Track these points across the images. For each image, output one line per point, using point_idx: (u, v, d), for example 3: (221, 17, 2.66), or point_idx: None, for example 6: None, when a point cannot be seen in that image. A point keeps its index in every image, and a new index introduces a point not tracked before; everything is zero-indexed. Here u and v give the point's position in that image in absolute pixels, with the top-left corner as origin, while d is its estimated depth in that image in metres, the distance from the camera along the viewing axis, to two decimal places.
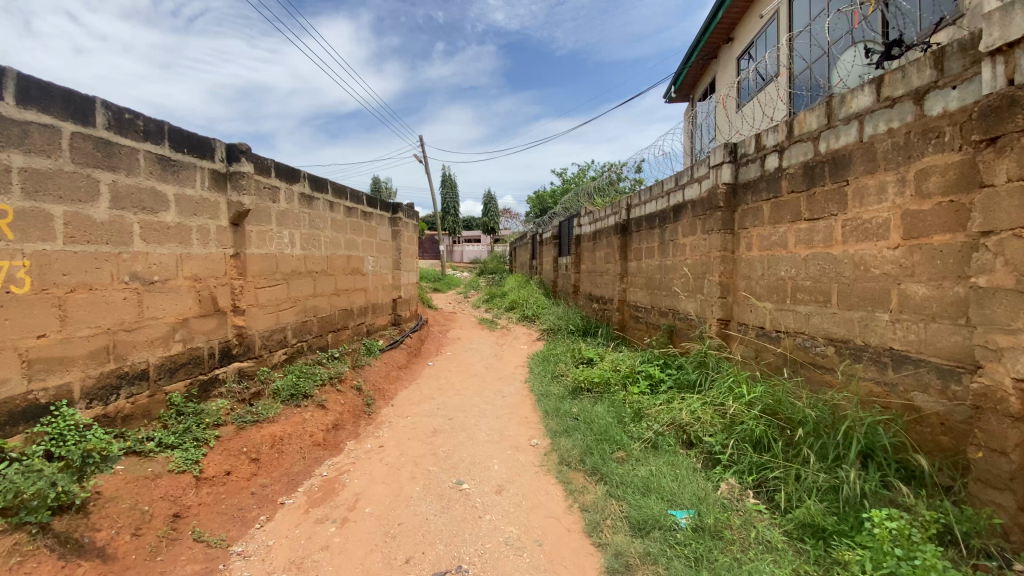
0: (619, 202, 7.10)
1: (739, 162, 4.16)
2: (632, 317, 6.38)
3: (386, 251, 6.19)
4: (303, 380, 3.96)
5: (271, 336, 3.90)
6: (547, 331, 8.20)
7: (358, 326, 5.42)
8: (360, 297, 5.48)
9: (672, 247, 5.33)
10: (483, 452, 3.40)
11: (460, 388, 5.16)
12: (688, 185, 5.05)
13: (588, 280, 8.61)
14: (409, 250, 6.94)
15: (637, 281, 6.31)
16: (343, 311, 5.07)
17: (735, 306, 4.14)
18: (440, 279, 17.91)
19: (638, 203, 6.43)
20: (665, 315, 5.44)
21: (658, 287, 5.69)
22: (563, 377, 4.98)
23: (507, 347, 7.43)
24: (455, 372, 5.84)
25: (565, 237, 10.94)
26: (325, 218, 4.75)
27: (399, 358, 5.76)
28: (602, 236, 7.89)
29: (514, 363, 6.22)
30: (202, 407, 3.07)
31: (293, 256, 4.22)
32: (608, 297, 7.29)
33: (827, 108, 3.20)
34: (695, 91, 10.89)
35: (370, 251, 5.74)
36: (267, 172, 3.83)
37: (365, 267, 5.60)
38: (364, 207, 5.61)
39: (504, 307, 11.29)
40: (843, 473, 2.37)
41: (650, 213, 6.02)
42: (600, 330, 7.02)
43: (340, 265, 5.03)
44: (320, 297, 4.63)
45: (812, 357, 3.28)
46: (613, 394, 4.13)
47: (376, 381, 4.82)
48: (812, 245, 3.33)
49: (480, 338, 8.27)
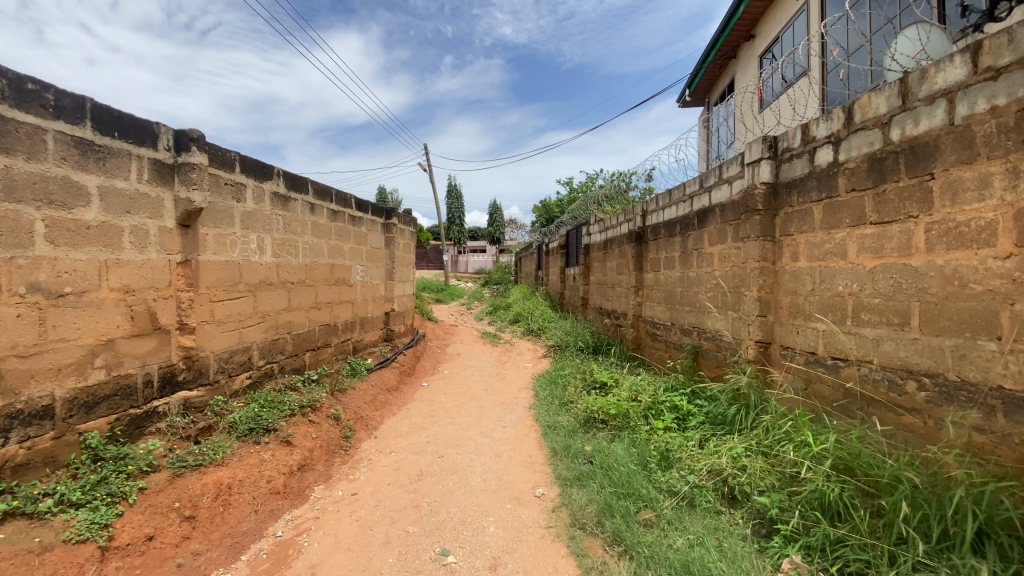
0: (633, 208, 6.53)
1: (780, 158, 3.56)
2: (650, 334, 5.74)
3: (378, 259, 5.63)
4: (267, 411, 3.37)
5: (231, 358, 3.32)
6: (553, 347, 7.57)
7: (343, 344, 4.83)
8: (346, 310, 4.91)
9: (697, 258, 4.72)
10: (476, 506, 2.78)
11: (455, 415, 4.53)
12: (716, 187, 4.45)
13: (598, 293, 8.00)
14: (405, 259, 6.39)
15: (655, 295, 5.69)
16: (324, 327, 4.49)
17: (777, 326, 3.52)
18: (443, 289, 17.38)
19: (655, 208, 5.84)
20: (689, 334, 4.81)
21: (680, 302, 5.07)
22: (573, 405, 4.35)
23: (510, 365, 6.81)
24: (451, 395, 5.23)
25: (573, 246, 10.37)
26: (305, 222, 4.20)
27: (389, 379, 5.16)
28: (614, 246, 7.29)
29: (518, 385, 5.60)
30: (126, 450, 2.50)
31: (263, 265, 3.65)
32: (621, 311, 6.67)
33: (901, 88, 2.60)
34: (711, 95, 10.37)
35: (360, 259, 5.18)
36: (229, 166, 3.31)
37: (353, 277, 5.04)
38: (353, 210, 5.07)
39: (509, 319, 10.68)
40: (961, 563, 1.72)
41: (670, 219, 5.43)
42: (613, 347, 6.39)
43: (322, 274, 4.47)
44: (295, 311, 4.06)
45: (883, 393, 2.65)
46: (634, 430, 3.50)
47: (359, 409, 4.21)
48: (881, 255, 2.71)
49: (482, 354, 7.67)
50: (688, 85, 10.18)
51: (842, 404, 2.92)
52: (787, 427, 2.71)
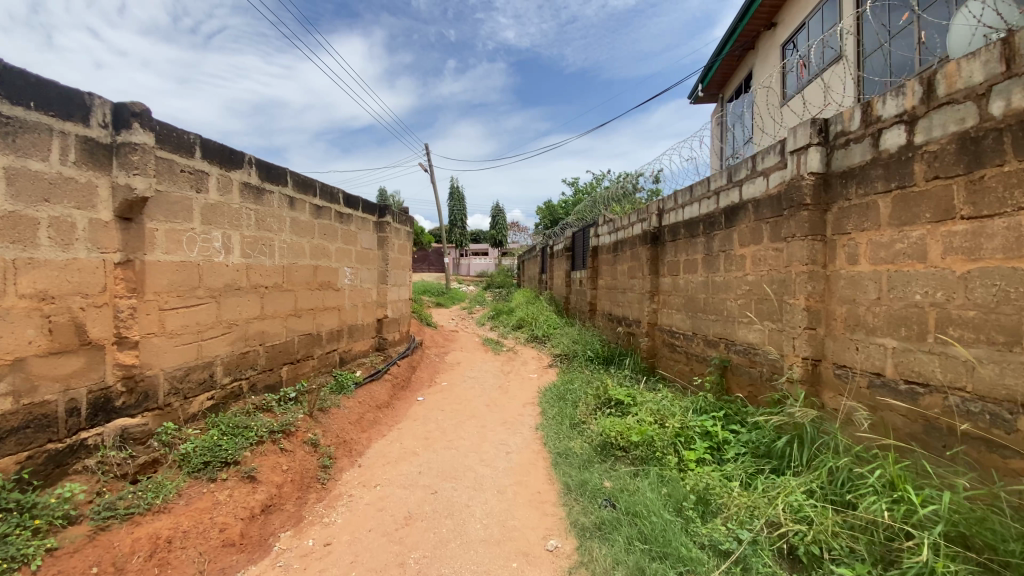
0: (647, 207, 6.00)
1: (832, 144, 3.05)
2: (668, 344, 5.21)
3: (370, 261, 5.12)
4: (229, 438, 2.86)
5: (187, 376, 2.82)
6: (559, 356, 7.06)
7: (327, 356, 4.32)
8: (331, 318, 4.40)
9: (725, 260, 4.20)
10: (475, 564, 2.26)
11: (452, 436, 4.01)
12: (747, 181, 3.94)
13: (607, 297, 7.49)
14: (400, 261, 5.88)
15: (674, 302, 5.16)
16: (304, 337, 3.98)
17: (829, 341, 3.00)
18: (444, 292, 16.88)
19: (673, 207, 5.33)
20: (715, 347, 4.28)
21: (703, 310, 4.54)
22: (586, 428, 3.83)
23: (513, 376, 6.29)
24: (449, 411, 4.70)
25: (579, 249, 9.86)
26: (281, 217, 3.70)
27: (380, 394, 4.64)
28: (626, 248, 6.76)
29: (523, 400, 5.07)
30: (37, 498, 1.99)
31: (228, 267, 3.15)
32: (634, 318, 6.14)
33: (1006, 49, 2.11)
34: (725, 90, 9.89)
35: (348, 261, 4.67)
36: (185, 150, 2.82)
37: (340, 281, 4.53)
38: (341, 206, 4.57)
39: (511, 325, 10.17)
40: None
41: (690, 218, 4.91)
42: (626, 358, 5.86)
43: (303, 277, 3.97)
44: (269, 320, 3.55)
45: (982, 428, 2.16)
46: (661, 463, 2.99)
47: (343, 431, 3.70)
48: (979, 257, 2.21)
49: (483, 363, 7.15)
50: (701, 79, 9.67)
51: (921, 438, 2.41)
52: (862, 472, 2.19)
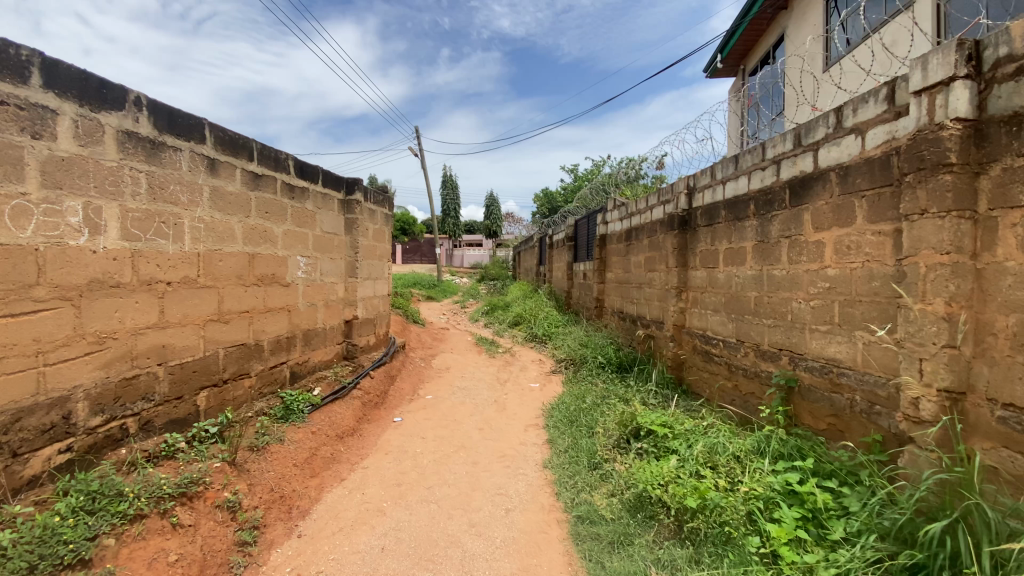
0: (671, 186, 5.01)
1: (990, 77, 2.08)
2: (703, 353, 4.25)
3: (333, 249, 4.10)
4: (80, 519, 1.86)
5: (12, 423, 1.85)
6: (563, 361, 6.11)
7: (271, 373, 3.31)
8: (278, 322, 3.39)
9: (790, 249, 3.24)
10: None
11: (433, 479, 3.05)
12: (828, 143, 2.96)
13: (617, 293, 6.54)
14: (375, 249, 4.84)
15: (711, 301, 4.19)
16: (234, 350, 2.98)
17: (982, 366, 2.05)
18: (435, 285, 15.82)
19: (708, 183, 4.33)
20: (774, 361, 3.33)
21: (756, 313, 3.58)
22: (612, 472, 2.87)
23: (510, 386, 5.32)
24: (432, 438, 3.72)
25: (583, 239, 8.89)
26: (196, 185, 2.68)
27: (344, 418, 3.65)
28: (642, 236, 5.78)
29: (525, 422, 4.09)
30: None
31: (93, 256, 2.14)
32: (654, 319, 5.17)
33: None
34: (746, 62, 8.91)
35: (301, 247, 3.65)
36: (10, 70, 1.86)
37: (290, 274, 3.51)
38: (291, 177, 3.53)
39: (507, 322, 9.20)
40: None
41: (734, 195, 3.94)
42: (647, 368, 4.92)
43: (231, 270, 2.95)
44: (174, 329, 2.54)
45: None
46: (739, 550, 2.03)
47: (283, 479, 2.71)
48: None
49: (476, 368, 6.18)
50: (720, 49, 8.67)
51: None
52: None
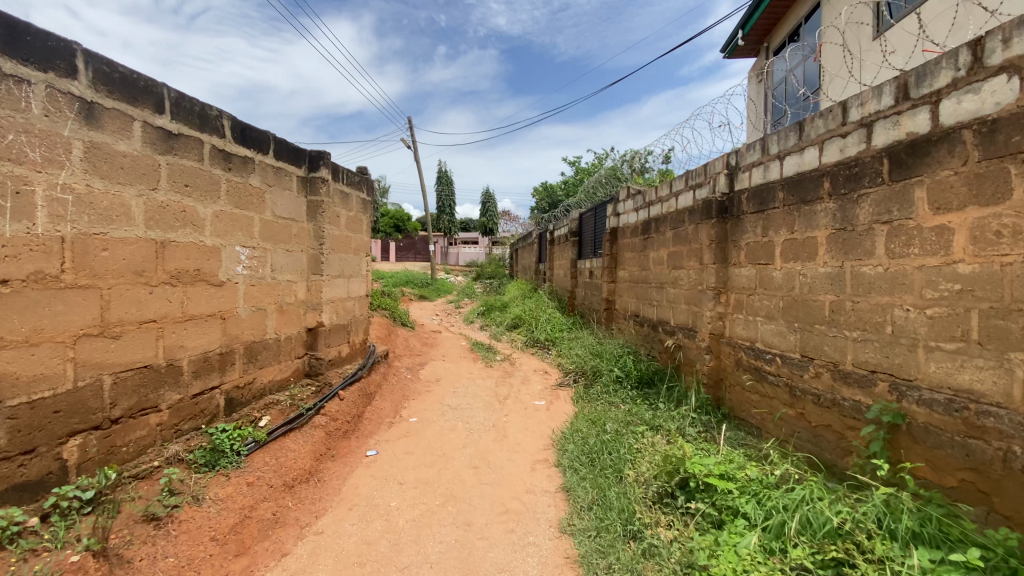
0: (706, 166, 4.18)
1: None
2: (752, 370, 3.46)
3: (291, 239, 3.25)
4: None
5: None
6: (571, 371, 5.28)
7: (196, 404, 2.46)
8: (207, 335, 2.55)
9: (891, 240, 2.43)
10: None
11: (409, 552, 2.22)
12: (956, 92, 2.15)
13: (632, 293, 5.73)
14: (349, 241, 3.98)
15: (764, 306, 3.38)
16: (131, 377, 2.13)
17: None
18: (428, 284, 14.93)
19: (758, 159, 3.51)
20: (868, 389, 2.53)
21: (835, 323, 2.78)
22: (660, 552, 2.07)
23: (511, 403, 4.49)
24: (413, 483, 2.87)
25: (589, 234, 8.07)
26: (58, 138, 1.87)
27: (298, 458, 2.81)
28: (664, 227, 4.95)
29: (531, 457, 3.26)
30: None
31: None
32: (682, 325, 4.36)
33: None
34: (770, 40, 8.11)
35: (243, 236, 2.80)
36: None
37: (226, 271, 2.66)
38: (229, 143, 2.69)
39: (505, 324, 8.36)
40: None
41: (798, 173, 3.12)
42: (677, 385, 4.11)
43: (128, 264, 2.11)
44: (12, 351, 1.73)
45: None
46: None
47: (188, 569, 1.88)
48: None
49: (470, 379, 5.34)
50: (741, 25, 7.86)
51: None
52: None
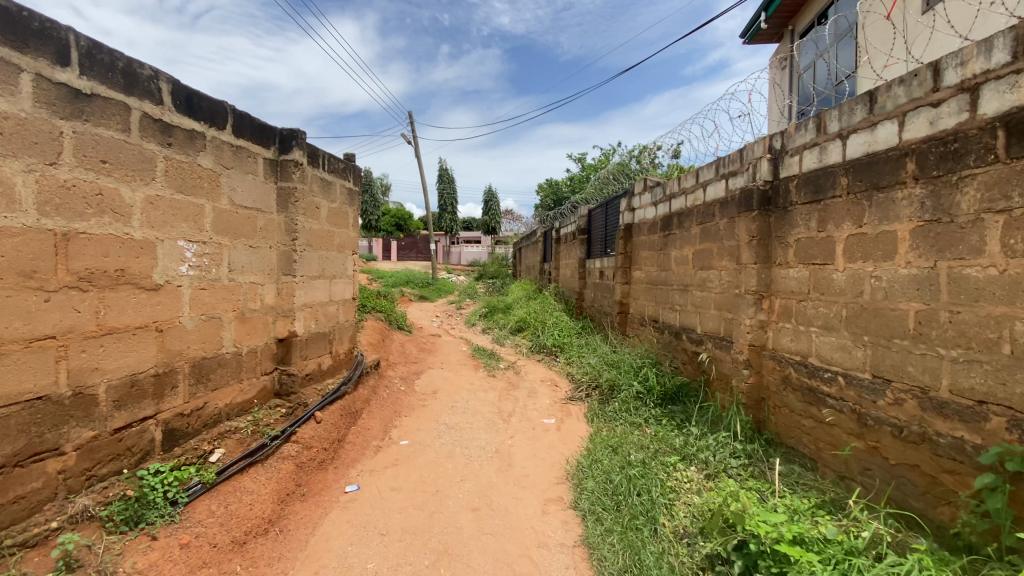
0: (742, 151, 3.62)
1: None
2: (804, 391, 2.91)
3: (254, 234, 2.72)
4: None
5: None
6: (583, 383, 4.74)
7: (120, 441, 1.94)
8: (139, 354, 2.02)
9: (1011, 236, 1.93)
10: None
11: None
12: None
13: (649, 295, 5.18)
14: (331, 237, 3.45)
15: (820, 315, 2.83)
16: (17, 413, 1.61)
17: None
18: (428, 284, 14.36)
19: (812, 140, 2.96)
20: (975, 424, 2.04)
21: (924, 338, 2.26)
22: None
23: (516, 422, 3.95)
24: (397, 534, 2.34)
25: (599, 231, 7.52)
26: None
27: (256, 503, 2.28)
28: (689, 222, 4.40)
29: (541, 494, 2.73)
30: None
31: None
32: (712, 334, 3.81)
33: None
34: (794, 24, 7.53)
35: (190, 229, 2.27)
36: None
37: (166, 272, 2.14)
38: (168, 111, 2.16)
39: (509, 328, 7.82)
40: None
41: (868, 153, 2.58)
42: (710, 406, 3.57)
43: (10, 263, 1.59)
44: None
45: None
46: None
47: None
48: None
49: (471, 390, 4.81)
50: (765, 7, 7.29)
51: None
52: None
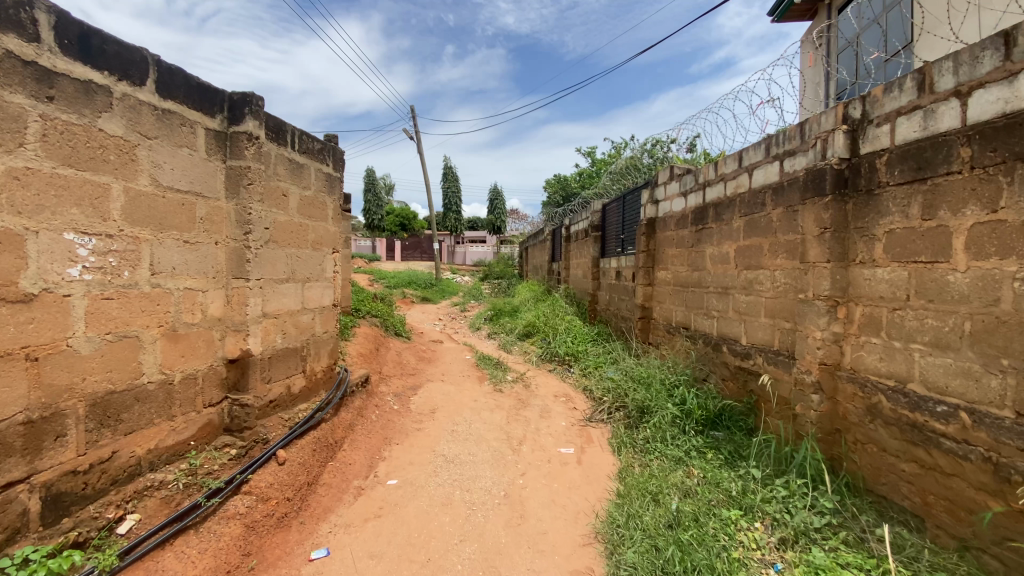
0: (802, 125, 2.95)
1: None
2: (902, 428, 2.25)
3: (193, 228, 2.10)
4: None
5: None
6: (604, 402, 4.09)
7: None
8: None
9: None
10: None
11: None
12: None
13: (679, 298, 4.51)
14: (304, 232, 2.82)
15: (926, 328, 2.17)
16: None
17: None
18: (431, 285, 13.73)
19: (909, 103, 2.28)
20: None
21: None
22: None
23: (529, 452, 3.31)
24: None
25: (614, 228, 6.84)
26: None
27: None
28: (729, 214, 3.73)
29: (563, 564, 2.11)
30: None
31: None
32: (766, 348, 3.15)
33: None
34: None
35: (82, 219, 1.66)
36: None
37: (41, 274, 1.54)
38: (50, 50, 1.56)
39: (516, 333, 7.17)
40: None
41: (1003, 114, 1.90)
42: (768, 438, 2.91)
43: None
44: None
45: None
46: None
47: None
48: None
49: (475, 409, 4.17)
50: None
51: None
52: None
